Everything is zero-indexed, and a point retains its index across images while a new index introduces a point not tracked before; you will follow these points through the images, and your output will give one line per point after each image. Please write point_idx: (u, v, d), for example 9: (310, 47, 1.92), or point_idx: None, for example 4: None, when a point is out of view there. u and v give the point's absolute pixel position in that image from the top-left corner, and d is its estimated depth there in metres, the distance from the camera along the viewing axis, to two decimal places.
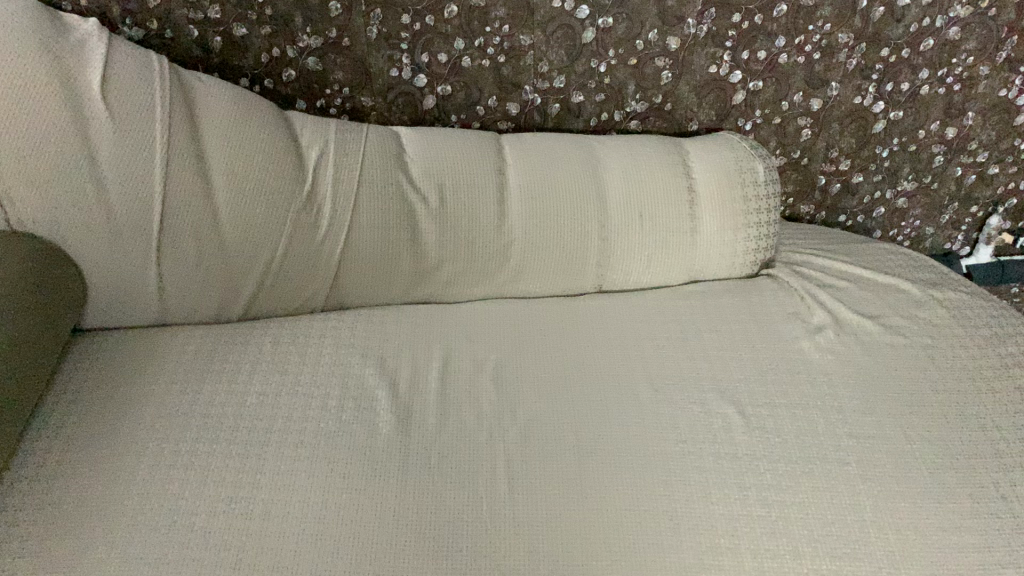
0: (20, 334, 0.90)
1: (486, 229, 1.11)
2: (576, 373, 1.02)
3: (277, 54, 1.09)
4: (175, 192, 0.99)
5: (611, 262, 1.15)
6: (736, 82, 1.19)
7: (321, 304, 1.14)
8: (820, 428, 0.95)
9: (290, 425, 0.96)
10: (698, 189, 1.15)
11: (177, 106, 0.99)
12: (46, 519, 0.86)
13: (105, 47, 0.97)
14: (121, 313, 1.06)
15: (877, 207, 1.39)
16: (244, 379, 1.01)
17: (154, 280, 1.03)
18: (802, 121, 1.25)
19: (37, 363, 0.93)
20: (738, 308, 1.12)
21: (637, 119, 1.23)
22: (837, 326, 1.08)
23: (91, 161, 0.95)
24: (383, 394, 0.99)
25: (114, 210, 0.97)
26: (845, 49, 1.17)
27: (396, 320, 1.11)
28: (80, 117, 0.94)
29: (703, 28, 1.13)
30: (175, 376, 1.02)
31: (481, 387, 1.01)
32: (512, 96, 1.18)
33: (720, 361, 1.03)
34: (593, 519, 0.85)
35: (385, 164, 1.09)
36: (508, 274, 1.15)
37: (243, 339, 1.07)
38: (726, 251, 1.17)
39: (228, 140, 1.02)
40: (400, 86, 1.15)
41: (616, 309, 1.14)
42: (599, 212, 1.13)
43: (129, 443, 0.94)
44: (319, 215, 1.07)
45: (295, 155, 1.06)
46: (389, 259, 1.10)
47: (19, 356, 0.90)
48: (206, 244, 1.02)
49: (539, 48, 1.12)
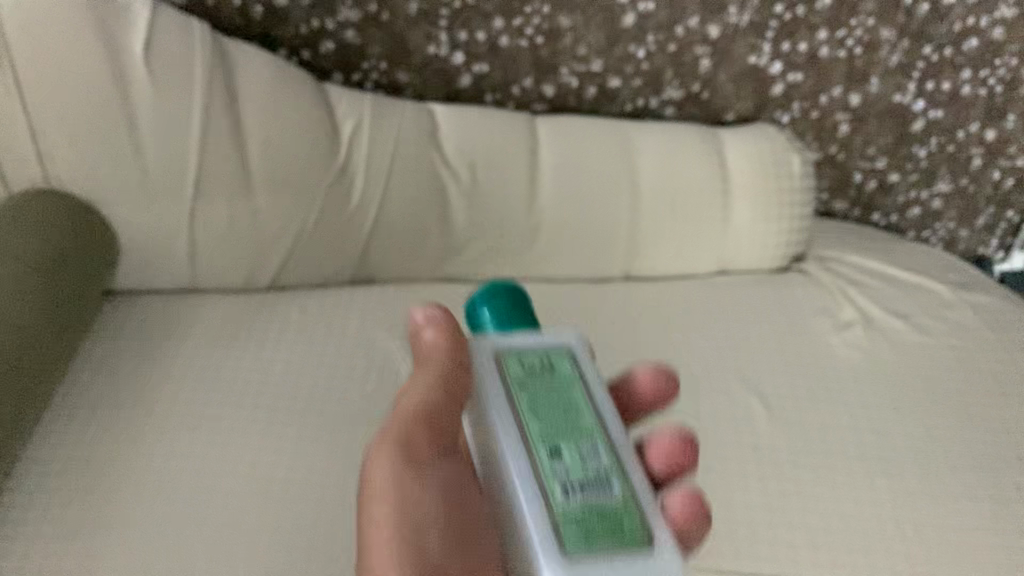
0: (49, 296, 0.92)
1: (515, 211, 1.11)
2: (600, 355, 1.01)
3: (315, 26, 1.10)
4: (211, 157, 1.01)
5: (640, 249, 1.14)
6: (776, 74, 1.18)
7: (347, 278, 1.13)
8: (842, 422, 0.94)
9: (314, 396, 0.97)
10: (732, 179, 1.14)
11: (217, 74, 1.01)
12: (77, 473, 0.88)
13: (148, 12, 0.98)
14: (150, 276, 1.07)
15: (911, 208, 1.34)
16: (271, 347, 1.02)
17: (185, 244, 1.04)
18: (841, 116, 1.23)
19: (68, 319, 0.94)
20: (765, 299, 1.09)
21: (673, 107, 1.21)
22: (865, 323, 1.05)
23: (131, 123, 0.98)
24: (408, 367, 1.00)
25: (150, 171, 1.00)
26: (888, 45, 1.17)
27: (421, 296, 1.10)
28: (121, 79, 0.96)
29: (745, 18, 1.13)
30: (204, 340, 1.03)
31: None
32: (549, 78, 1.17)
33: (745, 352, 1.01)
34: None
35: (419, 140, 1.09)
36: (537, 256, 1.13)
37: (270, 308, 1.07)
38: (757, 242, 1.15)
39: (267, 109, 1.04)
40: (435, 63, 1.14)
41: (643, 292, 1.11)
42: (631, 197, 1.12)
43: (157, 403, 0.95)
44: (352, 187, 1.07)
45: (331, 127, 1.06)
46: (418, 233, 1.10)
47: (59, 314, 0.93)
48: (239, 209, 1.04)
49: (578, 30, 1.13)
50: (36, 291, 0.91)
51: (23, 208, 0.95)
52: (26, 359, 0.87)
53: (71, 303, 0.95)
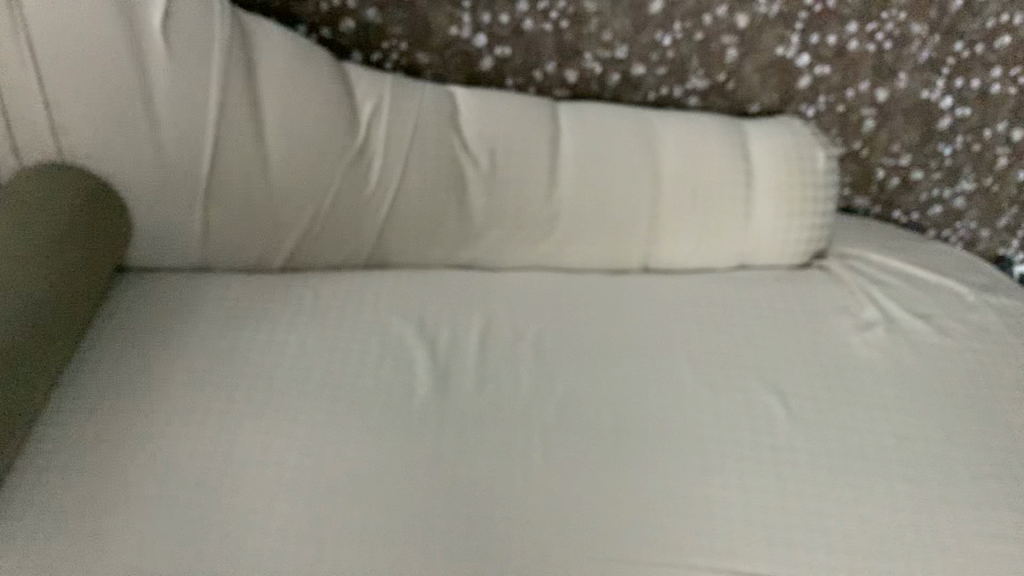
0: (83, 260, 0.94)
1: (534, 199, 1.09)
2: (616, 347, 0.99)
3: (337, 4, 1.08)
4: (227, 135, 1.00)
5: (659, 240, 1.12)
6: (803, 66, 1.16)
7: (362, 262, 1.12)
8: (864, 425, 0.92)
9: (328, 381, 0.95)
10: (755, 173, 1.12)
11: (235, 49, 0.99)
12: (87, 453, 0.87)
13: None
14: (163, 253, 1.06)
15: (933, 206, 1.32)
16: (283, 330, 1.00)
17: (199, 221, 1.03)
18: (866, 111, 1.21)
19: (82, 288, 0.93)
20: (786, 296, 1.08)
21: (697, 96, 1.18)
22: (887, 323, 1.03)
23: (147, 97, 0.97)
24: (422, 353, 0.98)
25: (165, 147, 0.99)
26: (918, 40, 1.14)
27: (437, 282, 1.08)
28: (139, 53, 0.95)
29: (773, 9, 1.11)
30: (215, 322, 1.01)
31: (519, 355, 0.98)
32: (572, 63, 1.15)
33: (766, 349, 0.99)
34: (625, 517, 0.83)
35: (439, 124, 1.07)
36: (555, 245, 1.12)
37: (283, 290, 1.06)
38: (779, 237, 1.13)
39: (285, 88, 1.02)
40: (457, 45, 1.12)
41: (660, 285, 1.10)
42: (652, 187, 1.10)
43: (167, 384, 0.94)
44: (369, 170, 1.05)
45: (350, 108, 1.05)
46: (435, 219, 1.09)
47: (83, 281, 0.94)
48: (254, 189, 1.03)
49: (604, 15, 1.11)
50: (53, 241, 0.91)
51: (20, 182, 0.94)
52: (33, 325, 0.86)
53: (83, 269, 0.94)
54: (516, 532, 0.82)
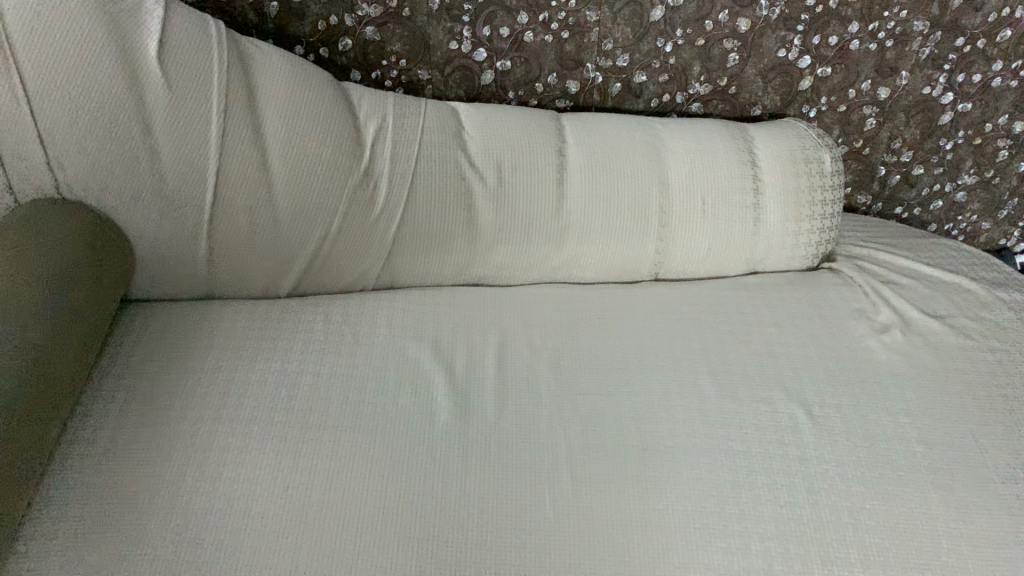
0: (87, 296, 0.92)
1: (544, 213, 1.07)
2: (635, 361, 0.98)
3: (334, 23, 1.06)
4: (229, 163, 0.98)
5: (670, 249, 1.11)
6: (805, 68, 1.15)
7: (372, 283, 1.11)
8: (890, 431, 0.91)
9: (346, 410, 0.92)
10: (764, 178, 1.11)
11: (234, 75, 0.97)
12: (103, 494, 0.83)
13: (161, 10, 0.94)
14: (170, 282, 1.04)
15: (935, 200, 1.33)
16: (297, 360, 0.98)
17: (204, 250, 1.01)
18: (868, 110, 1.21)
19: (86, 324, 0.91)
20: (800, 301, 1.07)
21: (699, 102, 1.19)
22: (903, 325, 1.03)
23: (145, 128, 0.94)
24: (440, 377, 0.95)
25: (167, 176, 0.96)
26: (919, 38, 1.13)
27: (449, 302, 1.07)
28: (135, 82, 0.92)
29: (775, 11, 1.09)
30: (227, 354, 0.99)
31: (540, 374, 0.96)
32: (573, 74, 1.14)
33: (786, 358, 0.98)
34: (660, 540, 0.80)
35: (444, 142, 1.06)
36: (565, 259, 1.11)
37: (294, 316, 1.05)
38: (789, 241, 1.13)
39: (286, 112, 1.00)
40: (458, 60, 1.11)
41: (673, 297, 1.09)
42: (661, 196, 1.09)
43: (180, 420, 0.91)
44: (375, 191, 1.03)
45: (353, 129, 1.03)
46: (443, 238, 1.07)
47: (87, 318, 0.91)
48: (259, 217, 1.01)
49: (604, 24, 1.09)
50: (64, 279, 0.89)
51: (12, 219, 0.90)
52: (38, 358, 0.82)
53: (83, 304, 0.91)
54: (547, 560, 0.79)
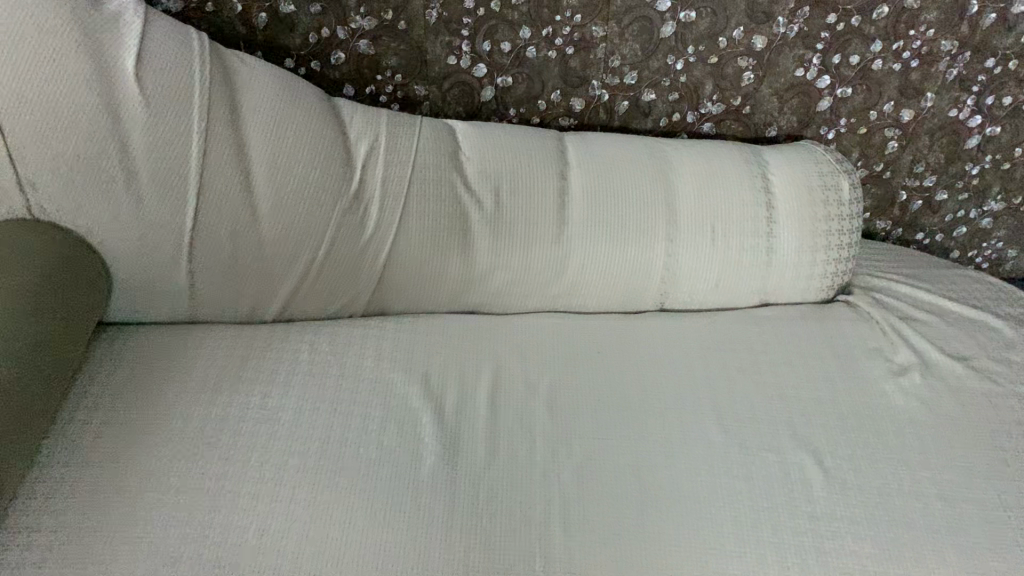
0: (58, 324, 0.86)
1: (544, 239, 1.02)
2: (637, 401, 0.92)
3: (325, 35, 1.00)
4: (212, 184, 0.92)
5: (676, 278, 1.06)
6: (824, 88, 1.09)
7: (362, 309, 1.05)
8: (906, 487, 0.85)
9: (328, 451, 0.86)
10: (777, 205, 1.05)
11: (216, 93, 0.92)
12: (69, 541, 0.77)
13: (140, 22, 0.90)
14: (150, 306, 0.99)
15: (958, 226, 1.26)
16: (279, 394, 0.92)
17: (185, 275, 0.96)
18: (890, 132, 1.14)
19: (56, 353, 0.86)
20: (814, 338, 1.01)
21: (711, 122, 1.13)
22: (922, 367, 0.97)
23: (122, 148, 0.88)
24: (428, 416, 0.90)
25: (145, 199, 0.90)
26: (947, 58, 1.07)
27: (442, 331, 1.02)
28: (111, 99, 0.87)
29: (794, 29, 1.03)
30: (206, 386, 0.93)
31: (534, 415, 0.91)
32: (578, 92, 1.08)
33: (797, 402, 0.92)
34: None
35: (440, 163, 1.01)
36: (565, 287, 1.05)
37: (278, 345, 0.99)
38: (803, 271, 1.06)
39: (272, 131, 0.94)
40: (456, 76, 1.05)
41: (679, 330, 1.03)
42: (668, 223, 1.03)
43: (153, 459, 0.85)
44: (366, 215, 0.98)
45: (343, 149, 0.98)
46: (437, 264, 1.01)
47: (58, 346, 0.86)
48: (243, 241, 0.95)
49: (611, 40, 1.03)
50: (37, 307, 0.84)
51: None
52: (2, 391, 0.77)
53: (56, 334, 0.86)
54: None
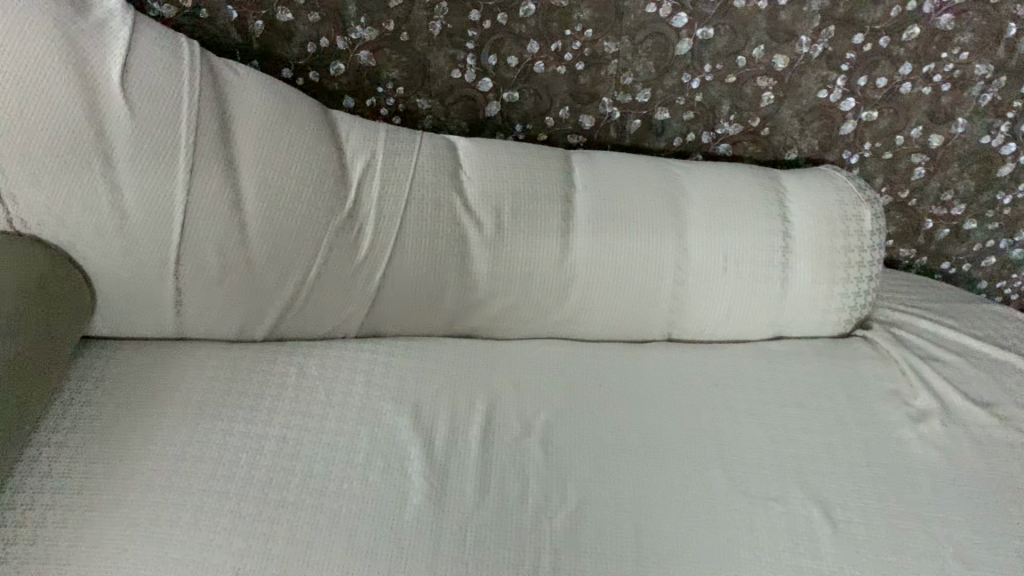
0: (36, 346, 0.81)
1: (546, 263, 0.97)
2: (637, 441, 0.87)
3: (324, 45, 0.96)
4: (199, 203, 0.87)
5: (685, 308, 1.00)
6: (848, 110, 1.03)
7: (355, 331, 1.01)
8: (921, 546, 0.79)
9: (309, 487, 0.81)
10: (795, 236, 1.00)
11: (206, 105, 0.88)
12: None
13: (128, 30, 0.86)
14: (135, 322, 0.95)
15: (987, 256, 1.20)
16: (262, 422, 0.87)
17: (171, 293, 0.91)
18: (917, 158, 1.08)
19: (34, 375, 0.81)
20: (828, 376, 0.96)
21: (727, 143, 1.07)
22: (943, 413, 0.92)
23: (106, 161, 0.83)
24: (416, 451, 0.85)
25: (129, 215, 0.85)
26: (980, 82, 1.01)
27: (437, 357, 0.97)
28: (95, 109, 0.82)
29: (817, 48, 0.98)
30: (188, 411, 0.88)
31: (528, 455, 0.85)
32: (588, 108, 1.04)
33: (808, 447, 0.87)
34: None
35: (439, 181, 0.96)
36: (567, 314, 1.01)
37: (265, 367, 0.94)
38: (819, 305, 1.01)
39: (263, 145, 0.90)
40: (460, 89, 1.01)
41: (685, 361, 0.99)
42: (677, 251, 0.98)
43: (126, 489, 0.80)
44: (360, 234, 0.94)
45: (338, 165, 0.94)
46: (433, 287, 0.97)
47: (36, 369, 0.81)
48: (231, 261, 0.90)
49: (624, 57, 0.98)
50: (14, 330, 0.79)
51: None
52: None
53: (41, 359, 0.82)
54: None
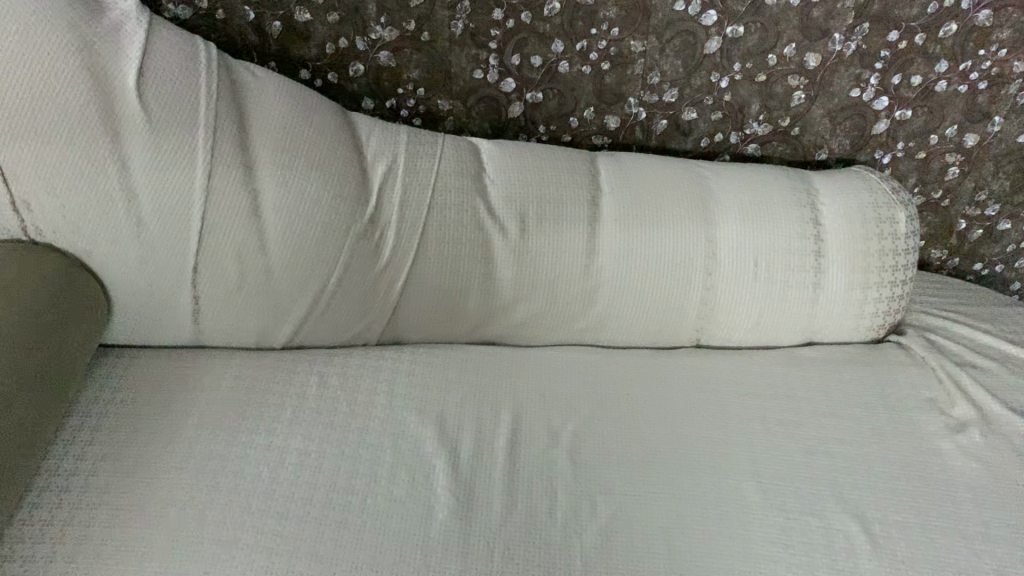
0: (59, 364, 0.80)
1: (572, 268, 0.94)
2: (668, 452, 0.85)
3: (343, 46, 0.94)
4: (216, 208, 0.84)
5: (714, 314, 0.98)
6: (881, 109, 1.01)
7: (377, 338, 0.99)
8: (965, 562, 0.76)
9: (332, 501, 0.78)
10: (827, 239, 0.97)
11: (224, 108, 0.85)
12: None
13: (144, 32, 0.84)
14: (152, 331, 0.93)
15: (1021, 258, 1.17)
16: (283, 434, 0.84)
17: (188, 300, 0.88)
18: (951, 158, 1.06)
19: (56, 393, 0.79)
20: (862, 386, 0.94)
21: (756, 143, 1.05)
22: (983, 423, 0.89)
23: (122, 166, 0.80)
24: (441, 464, 0.82)
25: (146, 221, 0.82)
26: (1019, 80, 0.98)
27: (461, 367, 0.95)
28: (110, 113, 0.79)
29: (851, 46, 0.95)
30: (208, 423, 0.85)
31: (557, 467, 0.83)
32: (613, 109, 1.01)
33: (844, 459, 0.85)
34: None
35: (461, 186, 0.94)
36: (594, 320, 0.98)
37: (286, 377, 0.92)
38: (852, 310, 0.99)
39: (281, 149, 0.87)
40: (483, 90, 0.99)
41: (715, 369, 0.97)
42: (707, 256, 0.96)
43: (145, 503, 0.76)
44: (381, 240, 0.91)
45: (359, 170, 0.91)
46: (456, 294, 0.95)
47: (58, 386, 0.79)
48: (250, 267, 0.87)
49: (651, 56, 0.95)
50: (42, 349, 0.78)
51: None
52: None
53: (52, 365, 0.79)
54: None
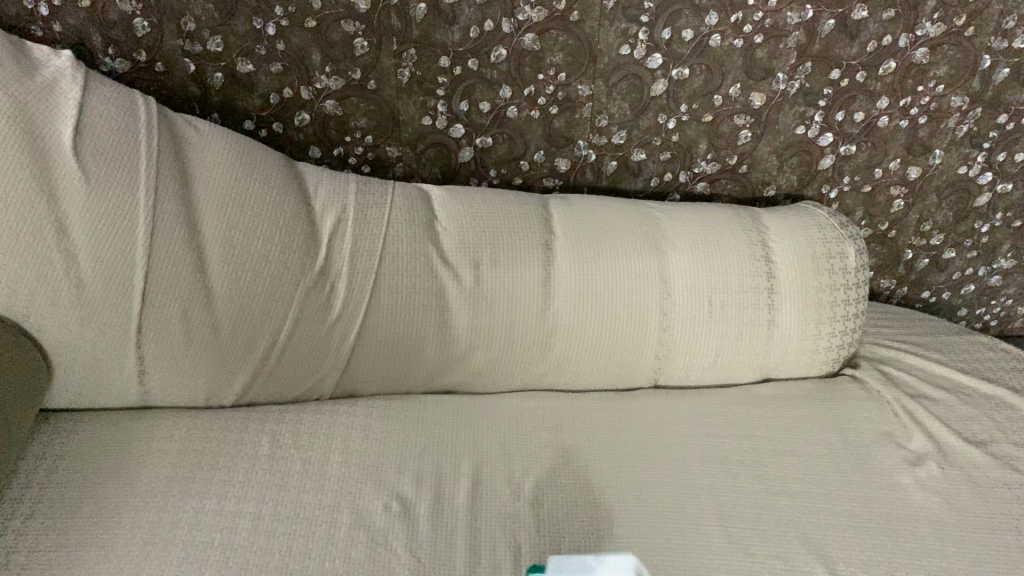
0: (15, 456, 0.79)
1: (528, 313, 0.94)
2: (632, 497, 0.84)
3: (288, 95, 0.93)
4: (160, 266, 0.81)
5: (672, 355, 0.98)
6: (826, 145, 1.02)
7: (331, 392, 0.96)
8: None
9: (289, 567, 0.74)
10: (779, 276, 0.98)
11: (165, 163, 0.83)
12: None
13: (79, 88, 0.81)
14: (95, 396, 0.88)
15: (966, 283, 1.20)
16: (235, 497, 0.80)
17: (132, 362, 0.84)
18: (895, 190, 1.08)
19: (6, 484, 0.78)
20: (821, 422, 0.95)
21: (705, 181, 1.06)
22: (940, 455, 0.90)
23: (59, 227, 0.77)
24: (400, 523, 0.79)
25: (86, 281, 0.79)
26: (957, 114, 1.00)
27: (418, 419, 0.92)
28: (46, 172, 0.76)
29: (794, 85, 0.96)
30: (155, 489, 0.80)
31: (520, 521, 0.81)
32: (563, 151, 1.02)
33: (808, 498, 0.85)
34: None
35: (413, 234, 0.93)
36: (553, 365, 0.97)
37: (234, 437, 0.87)
38: (807, 345, 1.00)
39: (227, 202, 0.85)
40: (432, 136, 0.98)
41: (675, 408, 0.97)
42: (662, 297, 0.96)
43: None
44: (333, 291, 0.90)
45: (307, 221, 0.89)
46: (411, 344, 0.93)
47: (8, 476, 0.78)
48: (196, 324, 0.84)
49: (599, 99, 0.96)
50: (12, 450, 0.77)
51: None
52: None
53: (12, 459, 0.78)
54: None
